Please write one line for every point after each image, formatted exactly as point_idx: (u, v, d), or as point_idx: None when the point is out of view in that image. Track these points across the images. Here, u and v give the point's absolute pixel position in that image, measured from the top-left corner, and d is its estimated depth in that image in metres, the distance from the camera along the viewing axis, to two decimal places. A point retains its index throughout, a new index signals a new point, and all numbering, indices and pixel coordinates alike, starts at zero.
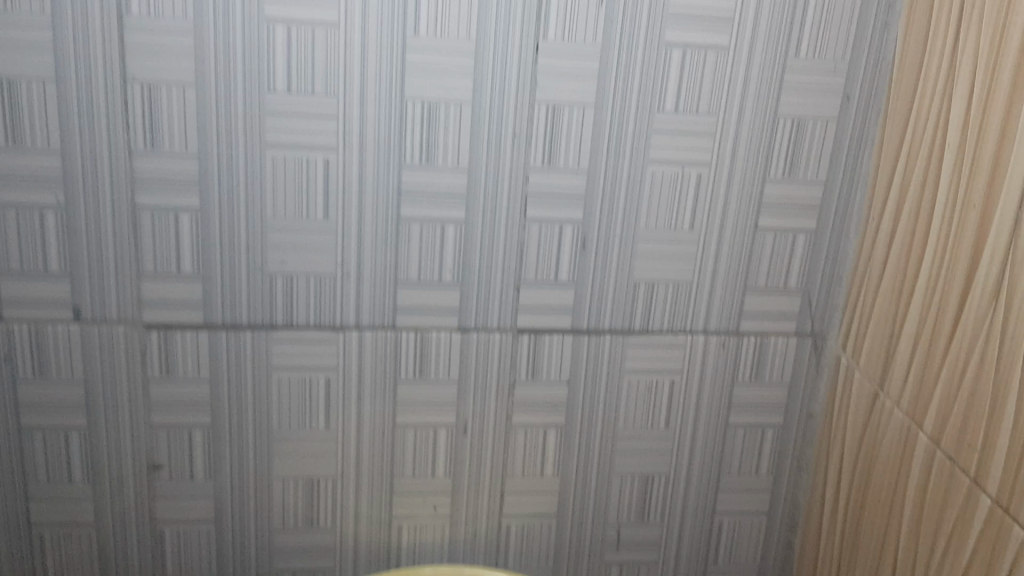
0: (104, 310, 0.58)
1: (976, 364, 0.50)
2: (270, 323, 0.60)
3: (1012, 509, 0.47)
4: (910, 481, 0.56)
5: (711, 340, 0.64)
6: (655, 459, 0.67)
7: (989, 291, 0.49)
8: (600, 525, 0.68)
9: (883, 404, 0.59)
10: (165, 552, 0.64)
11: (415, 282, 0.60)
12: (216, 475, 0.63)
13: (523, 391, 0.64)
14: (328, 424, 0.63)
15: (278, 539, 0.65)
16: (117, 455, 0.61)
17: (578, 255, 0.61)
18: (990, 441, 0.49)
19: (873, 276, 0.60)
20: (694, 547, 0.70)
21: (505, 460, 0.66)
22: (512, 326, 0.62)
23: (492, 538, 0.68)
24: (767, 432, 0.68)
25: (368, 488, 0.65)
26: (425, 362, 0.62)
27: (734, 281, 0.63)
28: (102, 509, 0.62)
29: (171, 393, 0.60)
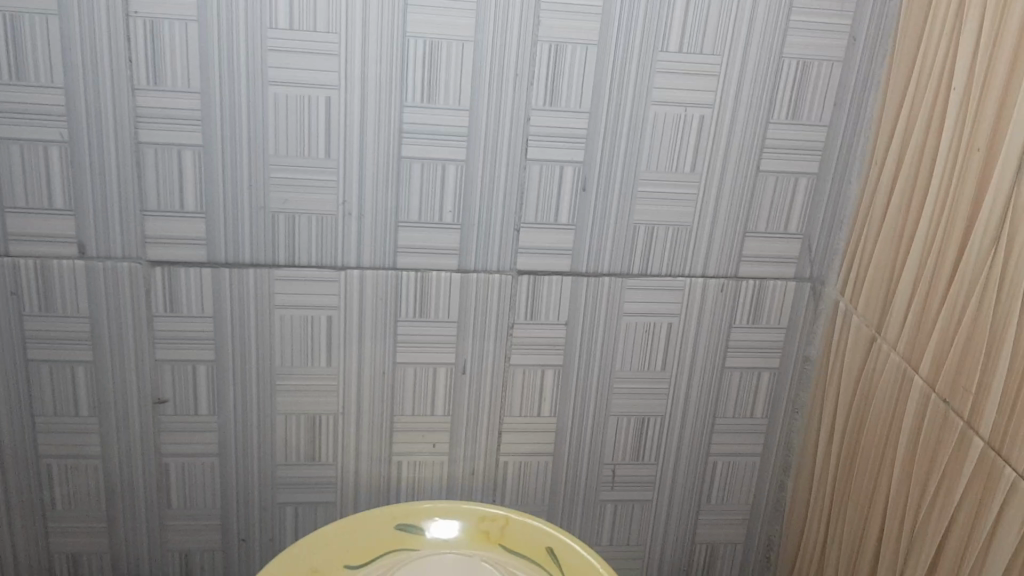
0: (109, 246, 0.59)
1: (973, 310, 0.50)
2: (272, 261, 0.61)
3: (1004, 451, 0.48)
4: (903, 424, 0.57)
5: (710, 284, 0.65)
6: (652, 401, 0.68)
7: (989, 236, 0.49)
8: (596, 464, 0.70)
9: (879, 349, 0.59)
10: (171, 483, 0.66)
11: (416, 223, 0.61)
12: (220, 409, 0.64)
13: (522, 332, 0.64)
14: (330, 362, 0.64)
15: (281, 473, 0.67)
16: (123, 389, 0.63)
17: (579, 197, 0.61)
18: (985, 384, 0.49)
19: (873, 222, 0.60)
20: (689, 487, 0.71)
21: (504, 399, 0.67)
22: (511, 267, 0.63)
23: (489, 474, 0.69)
24: (763, 376, 0.68)
25: (369, 425, 0.66)
26: (425, 302, 0.63)
27: (734, 225, 0.63)
28: (109, 441, 0.64)
29: (175, 329, 0.61)
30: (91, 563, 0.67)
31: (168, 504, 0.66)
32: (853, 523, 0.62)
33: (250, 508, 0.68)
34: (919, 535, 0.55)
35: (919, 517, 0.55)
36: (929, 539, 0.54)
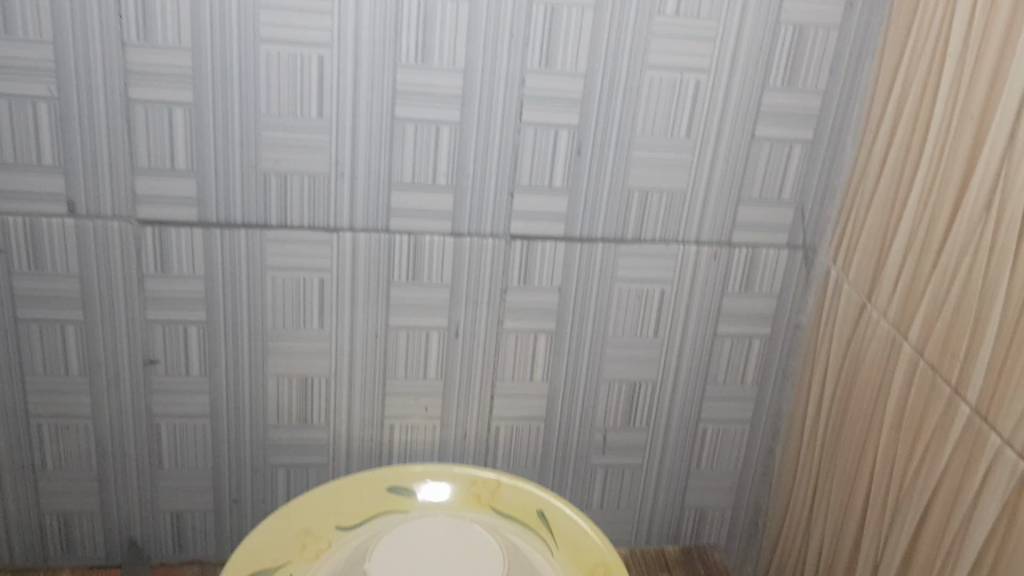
0: (99, 204, 0.58)
1: (963, 278, 0.51)
2: (264, 222, 0.60)
3: (990, 416, 0.48)
4: (891, 390, 0.57)
5: (703, 250, 0.65)
6: (643, 367, 0.68)
7: (981, 202, 0.49)
8: (587, 429, 0.70)
9: (869, 316, 0.60)
10: (162, 444, 0.66)
11: (409, 185, 0.60)
12: (211, 371, 0.64)
13: (515, 297, 0.65)
14: (322, 324, 0.64)
15: (273, 435, 0.67)
16: (113, 350, 0.62)
17: (573, 162, 0.61)
18: (973, 350, 0.50)
19: (866, 189, 0.60)
20: (678, 453, 0.72)
21: (496, 364, 0.67)
22: (505, 232, 0.62)
23: (481, 439, 0.69)
24: (754, 343, 0.69)
25: (361, 388, 0.66)
26: (418, 266, 0.63)
27: (728, 192, 0.63)
28: (99, 402, 0.64)
29: (166, 289, 0.61)
30: (82, 523, 0.67)
31: (159, 466, 0.66)
32: (840, 488, 0.62)
33: (242, 470, 0.68)
34: (905, 499, 0.55)
35: (905, 482, 0.55)
36: (915, 503, 0.54)
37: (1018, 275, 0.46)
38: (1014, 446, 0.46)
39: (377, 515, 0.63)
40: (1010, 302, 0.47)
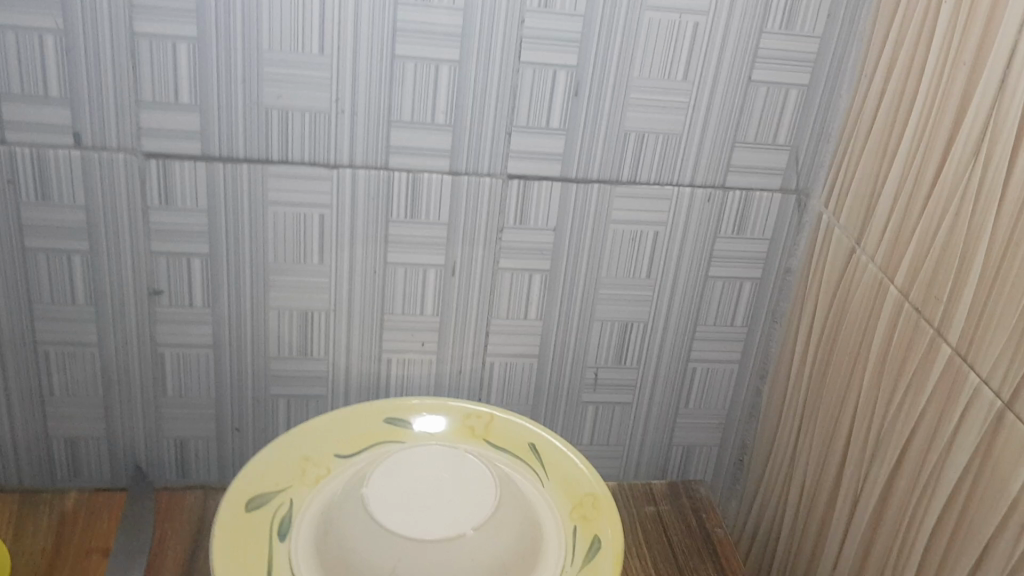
0: (105, 137, 0.59)
1: (949, 221, 0.52)
2: (266, 157, 0.61)
3: (970, 356, 0.50)
4: (876, 332, 0.58)
5: (697, 193, 0.66)
6: (635, 307, 0.70)
7: (970, 146, 0.50)
8: (579, 367, 0.72)
9: (858, 259, 0.61)
10: (166, 372, 0.68)
11: (409, 123, 0.61)
12: (214, 302, 0.66)
13: (511, 236, 0.66)
14: (321, 259, 0.65)
15: (274, 366, 0.69)
16: (118, 280, 0.64)
17: (570, 102, 0.62)
18: (956, 292, 0.51)
19: (860, 134, 0.61)
20: (668, 391, 0.74)
21: (492, 301, 0.68)
22: (502, 171, 0.63)
23: (476, 373, 0.71)
24: (745, 286, 0.70)
25: (360, 322, 0.68)
26: (416, 203, 0.64)
27: (723, 135, 0.64)
28: (105, 332, 0.66)
29: (170, 221, 0.62)
30: (88, 448, 0.70)
31: (163, 394, 0.69)
32: (824, 427, 0.64)
33: (244, 399, 0.70)
34: (886, 437, 0.57)
35: (886, 420, 0.57)
36: (894, 440, 0.56)
37: (1001, 219, 0.47)
38: (991, 384, 0.48)
39: (374, 443, 0.66)
40: (994, 245, 0.48)
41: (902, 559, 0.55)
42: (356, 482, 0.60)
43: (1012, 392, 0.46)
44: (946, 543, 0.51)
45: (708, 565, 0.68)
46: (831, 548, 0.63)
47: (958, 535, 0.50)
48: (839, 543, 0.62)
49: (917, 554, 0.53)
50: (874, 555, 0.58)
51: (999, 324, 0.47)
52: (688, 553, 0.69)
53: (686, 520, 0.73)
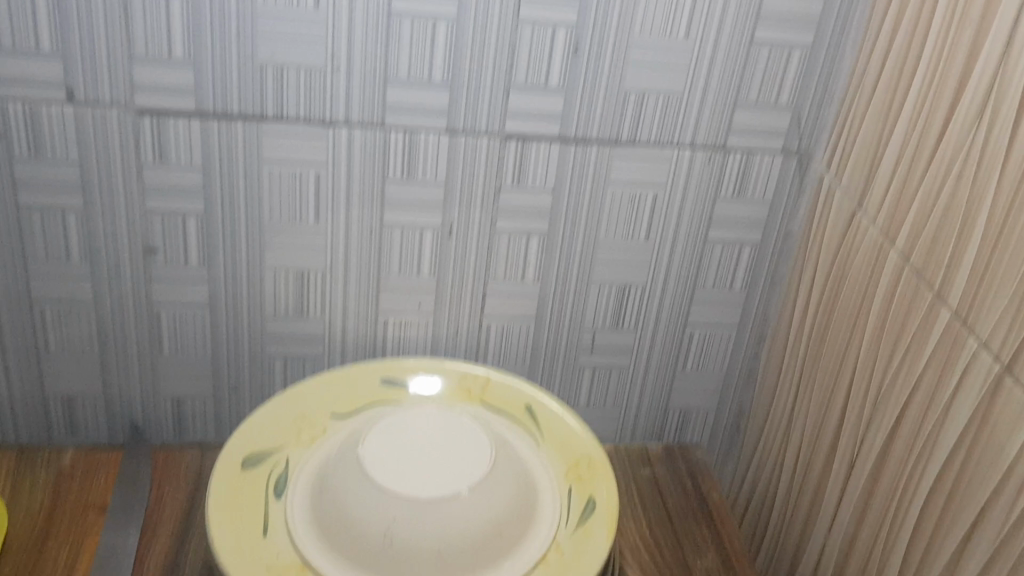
0: (98, 93, 0.59)
1: (952, 183, 0.51)
2: (261, 115, 0.60)
3: (970, 320, 0.49)
4: (875, 296, 0.58)
5: (698, 154, 0.65)
6: (633, 270, 0.69)
7: (975, 108, 0.49)
8: (577, 329, 0.72)
9: (858, 222, 0.60)
10: (162, 331, 0.68)
11: (405, 81, 0.60)
12: (210, 262, 0.65)
13: (508, 197, 0.65)
14: (318, 219, 0.65)
15: (271, 326, 0.69)
16: (113, 237, 0.64)
17: (570, 61, 0.61)
18: (957, 255, 0.50)
19: (864, 95, 0.60)
20: (665, 354, 0.74)
21: (489, 263, 0.68)
22: (500, 131, 0.63)
23: (473, 335, 0.71)
24: (745, 249, 0.70)
25: (356, 282, 0.68)
26: (413, 163, 0.63)
27: (725, 96, 0.63)
28: (100, 289, 0.65)
29: (165, 179, 0.62)
30: (85, 405, 0.70)
31: (159, 353, 0.69)
32: (821, 391, 0.64)
33: (240, 358, 0.70)
34: (882, 401, 0.57)
35: (883, 384, 0.57)
36: (892, 403, 0.56)
37: (1004, 183, 0.47)
38: (990, 348, 0.47)
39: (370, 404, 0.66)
40: (997, 207, 0.47)
41: (897, 521, 0.55)
42: (352, 442, 0.60)
43: (1011, 356, 0.46)
44: (941, 506, 0.51)
45: (703, 527, 0.68)
46: (827, 510, 0.63)
47: (954, 498, 0.50)
48: (835, 506, 0.62)
49: (912, 516, 0.53)
50: (870, 517, 0.58)
51: (1000, 287, 0.47)
52: (683, 515, 0.69)
53: (682, 483, 0.73)
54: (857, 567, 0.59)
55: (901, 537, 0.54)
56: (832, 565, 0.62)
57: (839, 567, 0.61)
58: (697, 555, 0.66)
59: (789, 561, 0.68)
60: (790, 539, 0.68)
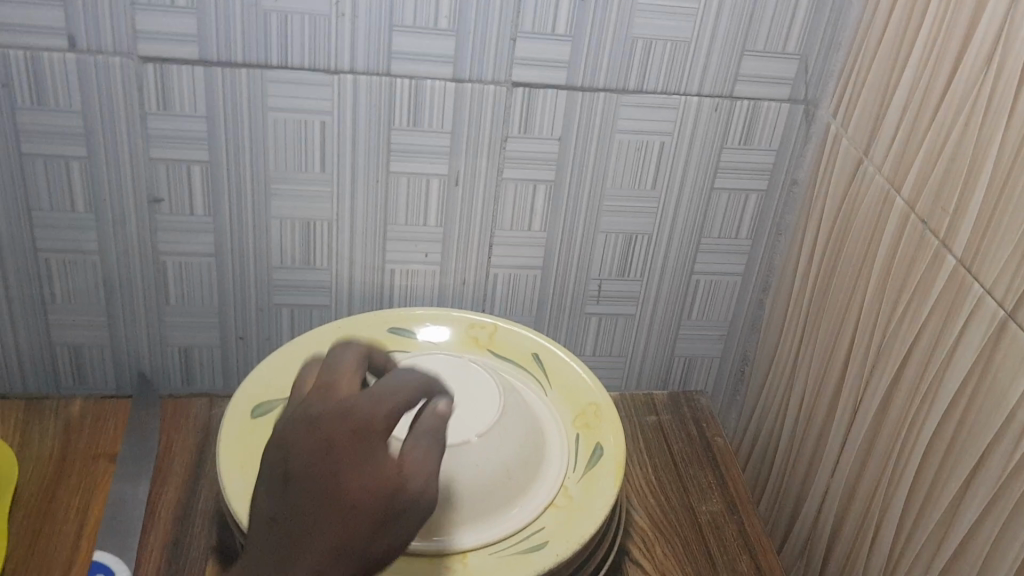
0: (99, 40, 0.58)
1: (959, 130, 0.51)
2: (265, 63, 0.60)
3: (974, 267, 0.50)
4: (881, 244, 0.58)
5: (705, 103, 0.65)
6: (639, 220, 0.69)
7: (986, 52, 0.49)
8: (583, 278, 0.72)
9: (865, 170, 0.60)
10: (168, 280, 0.68)
11: (411, 28, 0.59)
12: (215, 212, 0.65)
13: (515, 145, 0.65)
14: (324, 168, 0.64)
15: (277, 275, 0.69)
16: (118, 188, 0.63)
17: (577, 8, 0.60)
18: (963, 204, 0.51)
19: (872, 41, 0.60)
20: (670, 303, 0.74)
21: (496, 212, 0.68)
22: (507, 80, 0.62)
23: (480, 284, 0.72)
24: (750, 198, 0.70)
25: (363, 232, 0.68)
26: (420, 111, 0.63)
27: (733, 44, 0.63)
28: (106, 239, 0.65)
29: (169, 128, 0.61)
30: (92, 354, 0.71)
31: (166, 302, 0.69)
32: (825, 338, 0.65)
33: (247, 307, 0.70)
34: (886, 348, 0.58)
35: (887, 330, 0.57)
36: (895, 350, 0.57)
37: (1012, 131, 0.47)
38: (994, 296, 0.48)
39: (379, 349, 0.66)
40: (1004, 152, 0.47)
41: (900, 465, 0.56)
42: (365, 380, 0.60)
43: (1015, 302, 0.46)
44: (944, 449, 0.52)
45: (708, 473, 0.69)
46: (830, 454, 0.64)
47: (956, 442, 0.51)
48: (838, 451, 0.63)
49: (915, 459, 0.54)
50: (873, 459, 0.59)
51: (1004, 235, 0.47)
52: (688, 460, 0.70)
53: (687, 430, 0.73)
54: (859, 508, 0.60)
55: (904, 479, 0.55)
56: (835, 508, 0.63)
57: (841, 510, 0.63)
58: (702, 500, 0.67)
59: (792, 505, 0.69)
60: (793, 483, 0.69)
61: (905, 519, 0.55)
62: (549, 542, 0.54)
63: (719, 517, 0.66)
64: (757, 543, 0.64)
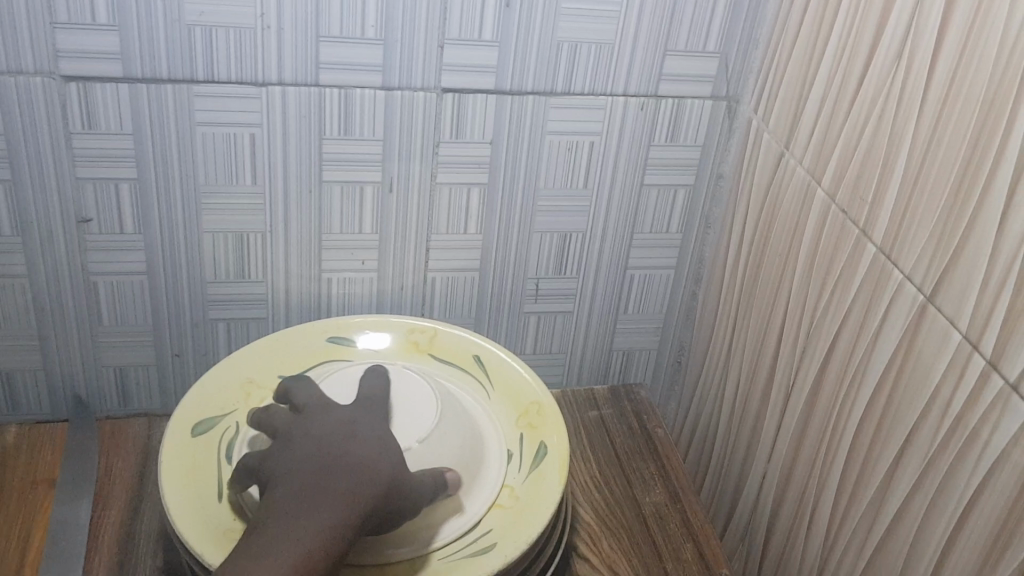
0: (19, 61, 0.56)
1: (874, 123, 0.53)
2: (191, 78, 0.59)
3: (893, 254, 0.52)
4: (804, 235, 0.61)
5: (631, 102, 0.66)
6: (574, 218, 0.71)
7: (893, 51, 0.51)
8: (521, 278, 0.73)
9: (786, 164, 0.62)
10: (100, 299, 0.67)
11: (338, 37, 0.59)
12: (145, 230, 0.64)
13: (448, 150, 0.66)
14: (255, 179, 0.64)
15: (211, 290, 0.68)
16: (44, 209, 0.62)
17: (502, 13, 0.61)
18: (880, 193, 0.53)
19: (787, 39, 0.62)
20: (606, 298, 0.76)
21: (431, 217, 0.68)
22: (436, 86, 0.63)
23: (418, 289, 0.72)
24: (679, 193, 0.72)
25: (298, 243, 0.67)
26: (350, 119, 0.63)
27: (655, 45, 0.64)
28: (34, 261, 0.64)
29: (95, 147, 0.60)
30: (25, 379, 0.69)
31: (99, 323, 0.68)
32: (757, 325, 0.67)
33: (182, 324, 0.70)
34: (814, 335, 0.60)
35: (815, 317, 0.60)
36: (822, 336, 0.59)
37: (922, 123, 0.49)
38: (914, 280, 0.50)
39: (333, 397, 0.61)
40: (915, 142, 0.50)
41: (832, 448, 0.58)
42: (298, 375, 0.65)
43: (933, 286, 0.48)
44: (872, 430, 0.54)
45: (650, 465, 0.71)
46: (766, 439, 0.66)
47: (884, 422, 0.53)
48: (774, 435, 0.65)
49: (847, 439, 0.57)
50: (807, 443, 0.61)
51: (920, 223, 0.49)
52: (631, 452, 0.72)
53: (628, 422, 0.75)
54: (797, 490, 0.63)
55: (837, 460, 0.58)
56: (774, 490, 0.66)
57: (780, 492, 0.65)
58: (645, 491, 0.69)
59: (733, 489, 0.72)
60: (733, 468, 0.72)
61: (840, 498, 0.58)
62: (498, 544, 0.55)
63: (663, 507, 0.67)
64: (700, 530, 0.66)
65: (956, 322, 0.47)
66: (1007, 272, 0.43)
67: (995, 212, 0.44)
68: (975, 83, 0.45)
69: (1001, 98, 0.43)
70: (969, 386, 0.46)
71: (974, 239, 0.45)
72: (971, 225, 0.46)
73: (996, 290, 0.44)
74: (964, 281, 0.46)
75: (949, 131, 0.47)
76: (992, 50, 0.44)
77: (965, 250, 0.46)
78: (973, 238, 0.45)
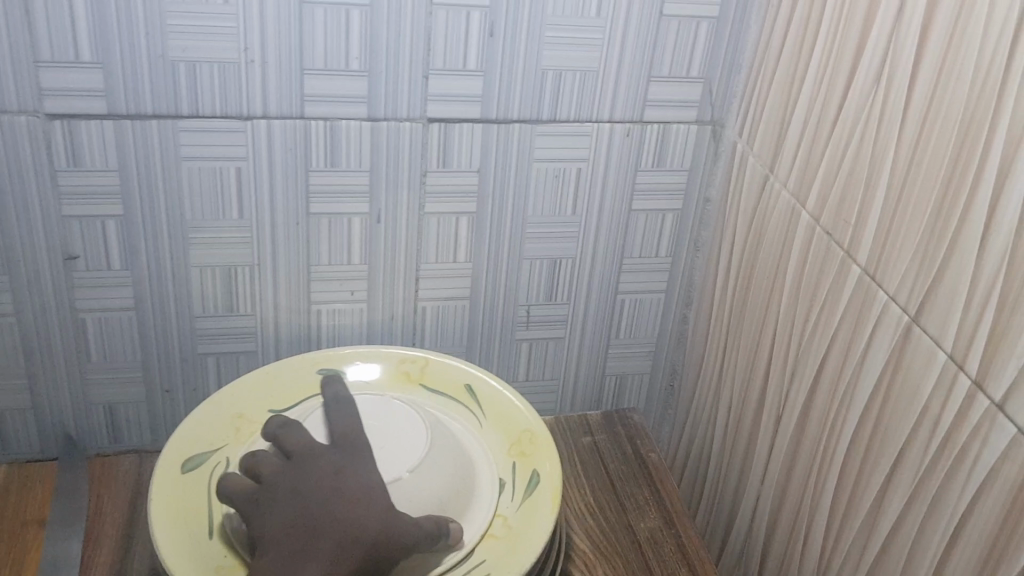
0: (4, 100, 0.57)
1: (856, 146, 0.53)
2: (176, 114, 0.59)
3: (877, 275, 0.52)
4: (791, 257, 0.61)
5: (617, 128, 0.66)
6: (562, 244, 0.71)
7: (873, 73, 0.52)
8: (511, 305, 0.73)
9: (772, 186, 0.62)
10: (88, 336, 0.67)
11: (322, 70, 0.60)
12: (133, 265, 0.64)
13: (435, 179, 0.66)
14: (241, 213, 0.64)
15: (201, 324, 0.68)
16: (31, 247, 0.62)
17: (485, 43, 0.61)
18: (863, 215, 0.53)
19: (770, 63, 0.62)
20: (597, 323, 0.76)
21: (419, 247, 0.68)
22: (421, 116, 0.63)
23: (408, 319, 0.72)
24: (667, 217, 0.72)
25: (286, 276, 0.67)
26: (336, 151, 0.63)
27: (638, 71, 0.64)
28: (21, 299, 0.64)
29: (81, 184, 0.60)
30: (14, 417, 0.69)
31: (87, 360, 0.68)
32: (747, 347, 0.67)
33: (172, 360, 0.69)
34: (803, 357, 0.60)
35: (803, 339, 0.59)
36: (810, 359, 0.59)
37: (903, 144, 0.49)
38: (898, 301, 0.50)
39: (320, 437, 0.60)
40: (896, 165, 0.50)
41: (824, 470, 0.58)
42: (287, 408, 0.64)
43: (918, 306, 0.48)
44: (863, 453, 0.54)
45: (644, 489, 0.71)
46: (759, 461, 0.66)
47: (874, 444, 0.53)
48: (766, 458, 0.65)
49: (838, 462, 0.56)
50: (798, 466, 0.61)
51: (902, 244, 0.49)
52: (624, 478, 0.72)
53: (621, 447, 0.75)
54: (790, 513, 0.62)
55: (829, 483, 0.57)
56: (768, 513, 0.65)
57: (774, 514, 0.64)
58: (639, 517, 0.68)
59: (728, 512, 0.71)
60: (727, 491, 0.71)
61: (833, 520, 0.57)
62: None
63: (657, 533, 0.67)
64: (695, 555, 0.65)
65: (941, 343, 0.47)
66: (989, 292, 0.43)
67: (977, 233, 0.44)
68: (953, 104, 0.45)
69: (977, 119, 0.44)
70: (955, 406, 0.46)
71: (955, 259, 0.45)
72: (952, 247, 0.45)
73: (978, 311, 0.44)
74: (947, 303, 0.46)
75: (929, 152, 0.47)
76: (967, 71, 0.44)
77: (947, 272, 0.46)
78: (954, 259, 0.45)
